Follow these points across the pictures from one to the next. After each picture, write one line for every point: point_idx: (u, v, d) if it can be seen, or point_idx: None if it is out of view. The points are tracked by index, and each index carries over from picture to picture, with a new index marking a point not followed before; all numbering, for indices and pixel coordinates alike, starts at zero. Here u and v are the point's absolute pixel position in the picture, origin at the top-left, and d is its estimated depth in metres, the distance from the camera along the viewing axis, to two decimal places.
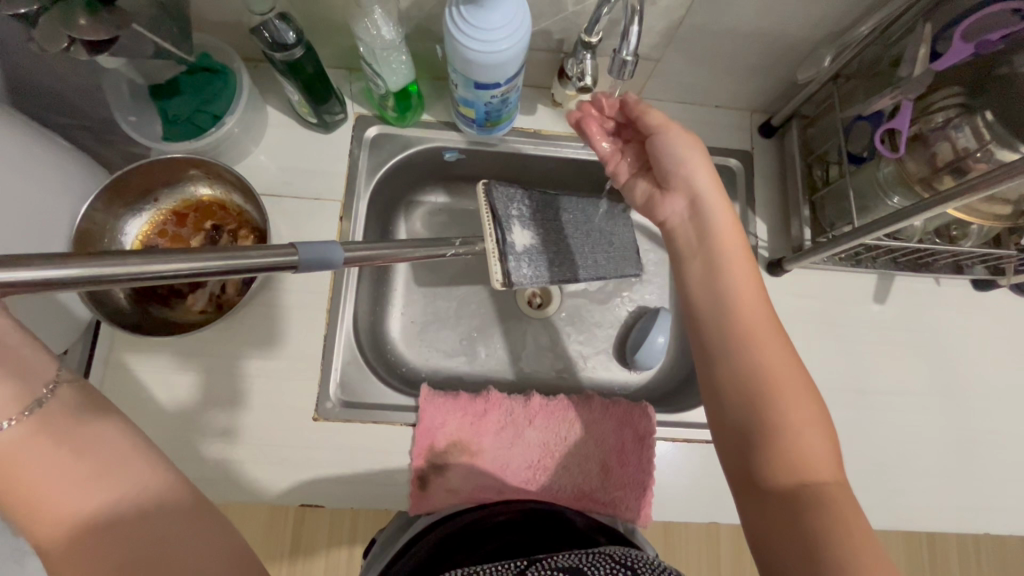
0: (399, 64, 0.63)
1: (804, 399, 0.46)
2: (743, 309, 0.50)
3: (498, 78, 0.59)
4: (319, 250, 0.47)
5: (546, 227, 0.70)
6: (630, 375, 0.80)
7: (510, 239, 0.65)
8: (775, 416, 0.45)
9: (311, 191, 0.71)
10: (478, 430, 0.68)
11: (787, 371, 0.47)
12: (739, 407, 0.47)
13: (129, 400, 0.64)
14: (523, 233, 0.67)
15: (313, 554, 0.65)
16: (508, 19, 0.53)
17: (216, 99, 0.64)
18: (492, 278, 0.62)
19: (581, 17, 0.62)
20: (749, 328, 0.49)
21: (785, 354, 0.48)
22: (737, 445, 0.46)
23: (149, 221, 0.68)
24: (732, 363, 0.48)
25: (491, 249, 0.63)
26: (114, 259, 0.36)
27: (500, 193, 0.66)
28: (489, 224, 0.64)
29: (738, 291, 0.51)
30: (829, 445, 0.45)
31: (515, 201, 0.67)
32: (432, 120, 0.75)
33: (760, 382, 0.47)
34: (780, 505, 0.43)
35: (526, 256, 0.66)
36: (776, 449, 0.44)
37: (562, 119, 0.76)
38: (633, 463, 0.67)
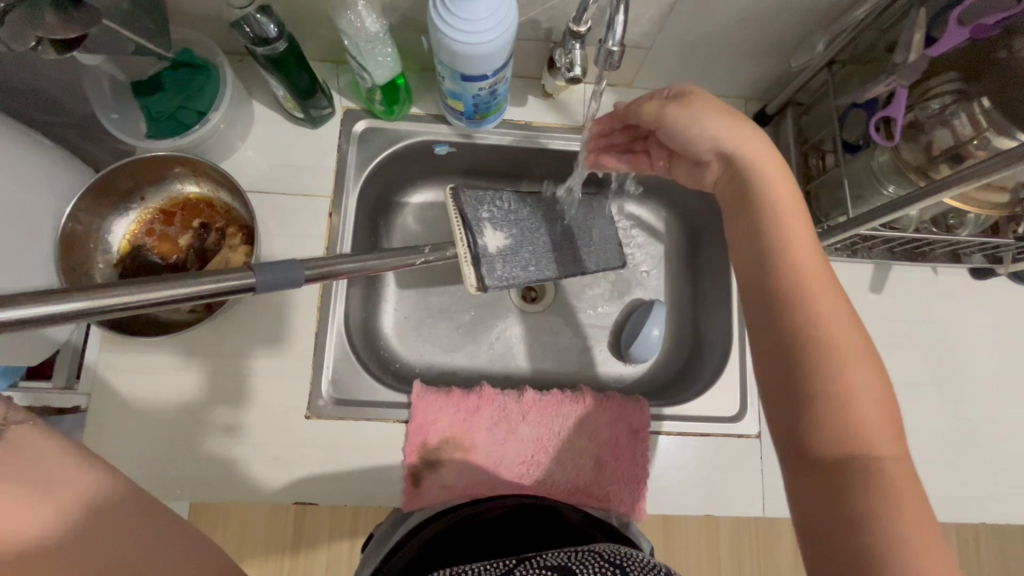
0: (384, 57, 0.62)
1: (864, 364, 0.42)
2: (797, 263, 0.46)
3: (485, 71, 0.58)
4: (279, 273, 0.48)
5: (519, 226, 0.69)
6: (625, 368, 0.79)
7: (481, 243, 0.65)
8: (834, 383, 0.41)
9: (299, 188, 0.70)
10: (471, 425, 0.67)
11: (849, 334, 0.43)
12: (789, 374, 0.43)
13: (121, 400, 0.64)
14: (496, 235, 0.66)
15: (316, 546, 0.69)
16: (494, 10, 0.52)
17: (201, 95, 0.63)
18: (465, 283, 0.63)
19: (568, 6, 0.61)
20: (810, 285, 0.45)
21: (843, 314, 0.44)
22: (784, 411, 0.42)
23: (136, 220, 0.67)
24: (787, 325, 0.44)
25: (464, 255, 0.63)
26: (65, 298, 0.36)
27: (469, 196, 0.66)
28: (459, 230, 0.64)
29: (793, 244, 0.46)
30: (890, 414, 0.41)
31: (486, 204, 0.67)
32: (422, 113, 0.74)
33: (817, 346, 0.42)
34: (834, 482, 0.39)
35: (501, 260, 0.65)
36: (831, 417, 0.40)
37: (554, 110, 0.74)
38: (628, 456, 0.67)
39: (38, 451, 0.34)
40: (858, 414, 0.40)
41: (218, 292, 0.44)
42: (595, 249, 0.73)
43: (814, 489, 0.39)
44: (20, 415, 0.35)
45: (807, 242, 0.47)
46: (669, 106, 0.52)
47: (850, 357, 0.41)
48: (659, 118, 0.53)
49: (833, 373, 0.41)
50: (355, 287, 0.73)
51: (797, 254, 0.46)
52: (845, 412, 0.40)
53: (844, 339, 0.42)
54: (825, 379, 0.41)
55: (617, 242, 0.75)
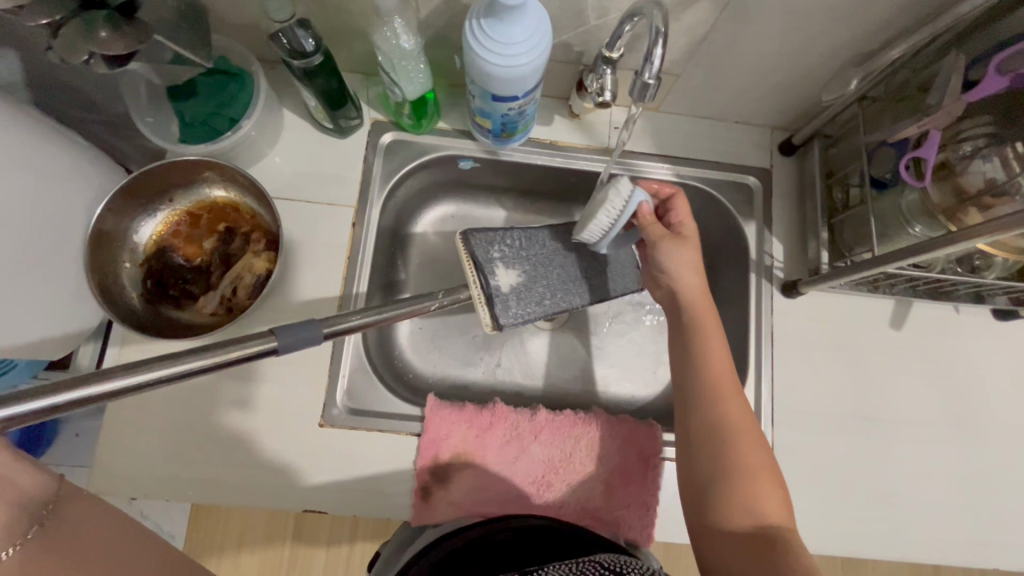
0: (417, 73, 0.62)
1: (760, 453, 0.54)
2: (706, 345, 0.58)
3: (516, 92, 0.58)
4: (301, 332, 0.48)
5: (532, 261, 0.67)
6: (638, 390, 0.79)
7: (494, 283, 0.64)
8: (739, 467, 0.53)
9: (324, 197, 0.71)
10: (482, 442, 0.67)
11: (750, 431, 0.54)
12: (706, 458, 0.54)
13: (139, 399, 0.64)
14: (508, 273, 0.65)
15: (315, 540, 0.88)
16: (529, 34, 0.52)
17: (233, 103, 0.64)
18: (480, 322, 0.63)
19: (603, 31, 0.61)
20: (720, 384, 0.56)
21: (744, 410, 0.56)
22: (698, 495, 0.54)
23: (163, 221, 0.67)
24: (704, 410, 0.56)
25: (478, 296, 0.63)
26: (103, 378, 0.39)
27: (479, 239, 0.65)
28: (470, 272, 0.64)
29: (704, 333, 0.59)
30: (781, 490, 0.53)
31: (496, 243, 0.66)
32: (448, 128, 0.74)
33: (725, 440, 0.54)
34: (742, 549, 0.49)
35: (516, 299, 0.65)
36: (740, 496, 0.51)
37: (579, 130, 0.75)
38: (638, 482, 0.66)
39: (76, 518, 0.44)
40: (760, 495, 0.51)
41: (243, 359, 0.46)
42: (610, 275, 0.71)
43: (733, 554, 0.50)
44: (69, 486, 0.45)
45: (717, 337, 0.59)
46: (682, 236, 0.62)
47: (751, 454, 0.53)
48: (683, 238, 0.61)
49: (740, 463, 0.53)
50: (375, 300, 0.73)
51: (713, 357, 0.57)
52: (748, 489, 0.52)
53: (746, 431, 0.54)
54: (731, 467, 0.53)
55: (632, 265, 0.73)
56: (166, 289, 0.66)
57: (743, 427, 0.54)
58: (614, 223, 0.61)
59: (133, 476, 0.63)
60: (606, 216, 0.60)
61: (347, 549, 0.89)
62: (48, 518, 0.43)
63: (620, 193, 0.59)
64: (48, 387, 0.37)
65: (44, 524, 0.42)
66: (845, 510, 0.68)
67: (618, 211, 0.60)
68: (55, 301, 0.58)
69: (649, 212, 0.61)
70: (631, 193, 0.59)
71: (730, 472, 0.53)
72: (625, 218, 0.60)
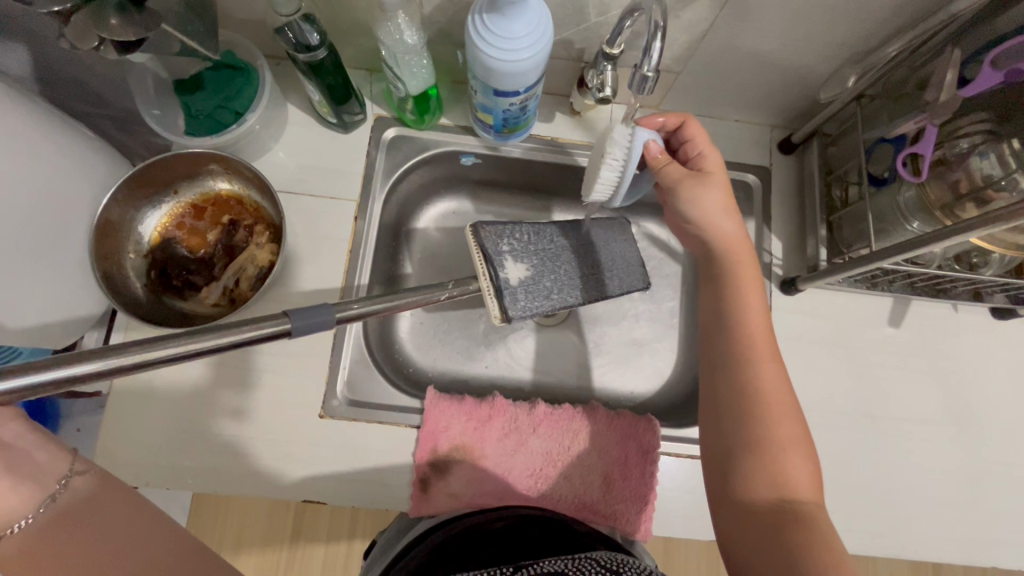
0: (420, 68, 0.63)
1: (791, 423, 0.54)
2: (749, 310, 0.59)
3: (518, 87, 0.59)
4: (313, 316, 0.49)
5: (540, 256, 0.67)
6: (637, 386, 0.79)
7: (503, 276, 0.63)
8: (767, 437, 0.53)
9: (327, 190, 0.72)
10: (481, 435, 0.67)
11: (783, 399, 0.55)
12: (733, 425, 0.55)
13: (141, 387, 0.65)
14: (517, 267, 0.65)
15: (315, 537, 0.89)
16: (531, 28, 0.53)
17: (238, 97, 0.65)
18: (488, 314, 0.63)
19: (603, 28, 0.62)
20: (760, 351, 0.57)
21: (781, 378, 0.56)
22: (721, 464, 0.55)
23: (168, 213, 0.68)
24: (735, 378, 0.57)
25: (486, 288, 0.63)
26: (117, 353, 0.40)
27: (489, 232, 0.64)
28: (479, 264, 0.63)
29: (748, 298, 0.60)
30: (811, 466, 0.53)
31: (506, 237, 0.65)
32: (450, 124, 0.75)
33: (754, 408, 0.55)
34: (762, 520, 0.50)
35: (524, 292, 0.64)
36: (765, 467, 0.52)
37: (580, 127, 0.75)
38: (636, 476, 0.66)
39: (89, 496, 0.44)
40: (786, 468, 0.52)
41: (256, 339, 0.47)
42: (612, 272, 0.72)
43: (752, 527, 0.50)
44: (81, 463, 0.45)
45: (760, 306, 0.60)
46: (718, 172, 0.63)
47: (781, 425, 0.54)
48: (714, 172, 0.63)
49: (769, 431, 0.53)
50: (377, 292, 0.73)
51: (755, 320, 0.59)
52: (775, 460, 0.52)
53: (781, 401, 0.55)
54: (759, 438, 0.53)
55: (635, 263, 0.74)
56: (169, 279, 0.67)
57: (777, 398, 0.55)
58: (622, 174, 0.59)
59: (135, 464, 0.63)
60: (612, 168, 0.58)
61: (346, 545, 0.89)
62: (62, 493, 0.43)
63: (620, 141, 0.57)
64: (60, 358, 0.38)
65: (59, 500, 0.43)
66: (844, 508, 0.68)
67: (622, 161, 0.58)
68: (60, 288, 0.59)
69: (659, 152, 0.62)
70: (632, 137, 0.58)
71: (755, 440, 0.53)
72: (633, 164, 0.58)
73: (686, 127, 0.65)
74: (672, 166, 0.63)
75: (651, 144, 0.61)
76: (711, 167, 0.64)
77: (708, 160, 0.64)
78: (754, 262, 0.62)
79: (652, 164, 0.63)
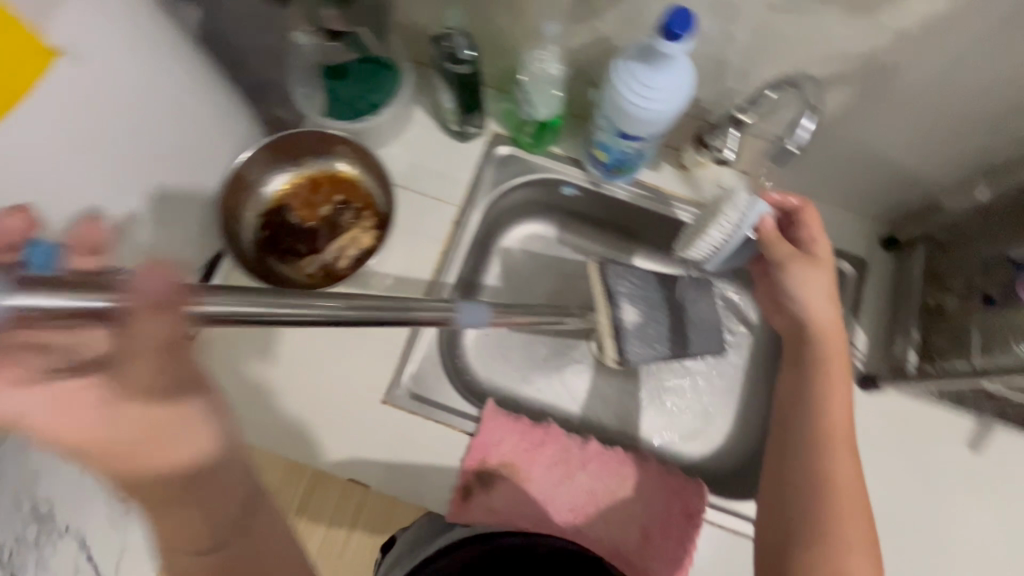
0: (552, 97, 0.66)
1: (858, 519, 0.55)
2: (833, 398, 0.60)
3: (645, 134, 0.61)
4: (473, 312, 0.58)
5: (656, 302, 0.71)
6: (685, 445, 0.78)
7: (620, 318, 0.70)
8: (831, 528, 0.54)
9: (433, 192, 0.75)
10: (531, 458, 0.67)
11: (854, 494, 0.56)
12: (798, 507, 0.56)
13: (226, 338, 0.68)
14: (632, 310, 0.70)
15: None
16: (675, 83, 0.55)
17: (379, 90, 0.70)
18: (605, 355, 0.70)
19: (737, 95, 0.64)
20: (835, 439, 0.58)
21: (853, 471, 0.57)
22: (778, 544, 0.55)
23: (288, 182, 0.72)
24: (805, 461, 0.58)
25: (604, 328, 0.70)
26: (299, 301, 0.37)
27: (613, 272, 0.71)
28: (601, 303, 0.70)
29: (832, 383, 0.61)
30: (872, 565, 0.54)
31: (626, 279, 0.70)
32: (561, 153, 0.78)
33: (823, 496, 0.55)
34: None
35: (638, 336, 0.70)
36: (826, 558, 0.53)
37: (684, 181, 0.77)
38: (675, 537, 0.65)
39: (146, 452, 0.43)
40: (847, 562, 0.53)
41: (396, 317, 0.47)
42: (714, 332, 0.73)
43: None
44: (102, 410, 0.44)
45: (844, 394, 0.61)
46: (828, 262, 0.65)
47: (848, 519, 0.54)
48: (822, 260, 0.65)
49: (835, 523, 0.54)
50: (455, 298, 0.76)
51: (836, 408, 0.60)
52: (837, 554, 0.53)
53: (852, 493, 0.56)
54: (823, 527, 0.54)
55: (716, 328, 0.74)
56: (276, 242, 0.71)
57: (849, 490, 0.56)
58: (729, 236, 0.68)
59: None
60: (720, 229, 0.67)
61: None
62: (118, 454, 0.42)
63: (739, 208, 0.65)
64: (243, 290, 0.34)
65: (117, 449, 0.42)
66: None
67: (732, 225, 0.67)
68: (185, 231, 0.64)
69: (773, 226, 0.66)
70: (750, 205, 0.65)
71: (819, 528, 0.54)
72: (740, 233, 0.67)
73: (803, 211, 0.66)
74: (782, 244, 0.65)
75: (768, 217, 0.66)
76: (820, 254, 0.65)
77: (818, 246, 0.65)
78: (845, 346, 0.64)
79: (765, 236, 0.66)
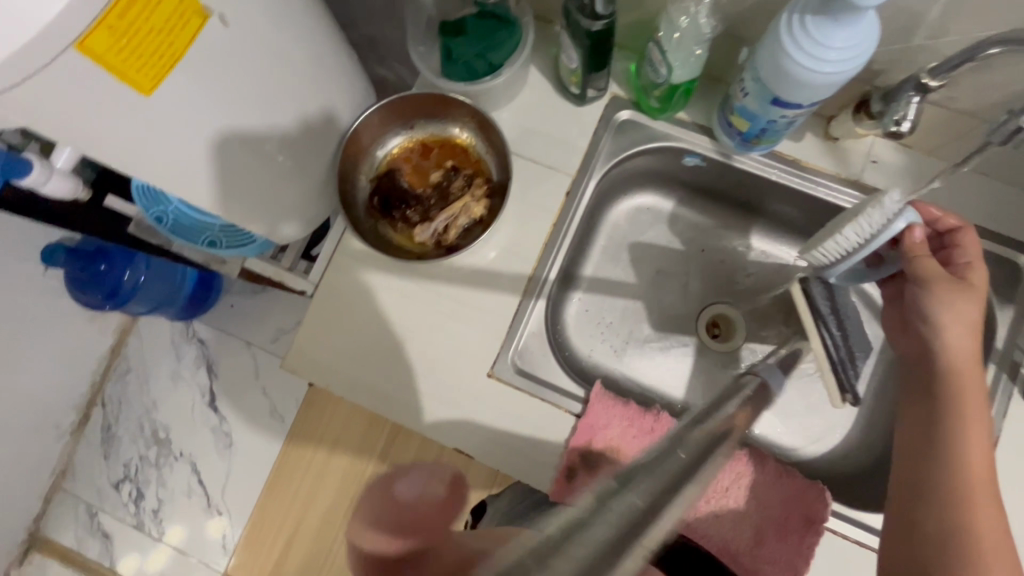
0: (693, 57, 0.59)
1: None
2: (970, 442, 0.50)
3: (802, 100, 0.53)
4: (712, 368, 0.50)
5: (847, 318, 0.60)
6: (800, 445, 0.73)
7: (838, 348, 0.57)
8: None
9: (547, 159, 0.71)
10: (639, 445, 0.65)
11: (1001, 553, 0.47)
12: (927, 545, 0.48)
13: (333, 298, 0.69)
14: (836, 331, 0.58)
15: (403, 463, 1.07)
16: (855, 42, 0.47)
17: (498, 49, 0.66)
18: (833, 396, 0.57)
19: (923, 54, 0.54)
20: (977, 492, 0.49)
21: (998, 527, 0.48)
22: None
23: (399, 145, 0.71)
24: (938, 509, 0.49)
25: (822, 363, 0.57)
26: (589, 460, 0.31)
27: (819, 288, 0.60)
28: (812, 325, 0.58)
29: (968, 423, 0.51)
30: None
31: (826, 295, 0.60)
32: (687, 119, 0.71)
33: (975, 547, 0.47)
34: None
35: (852, 362, 0.58)
36: None
37: (830, 155, 0.67)
38: (792, 543, 0.61)
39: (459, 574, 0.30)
40: None
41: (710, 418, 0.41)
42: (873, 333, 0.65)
43: None
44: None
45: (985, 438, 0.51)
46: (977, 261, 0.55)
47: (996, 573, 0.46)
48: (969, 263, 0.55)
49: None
50: (556, 284, 0.73)
51: (976, 453, 0.50)
52: None
53: (999, 555, 0.47)
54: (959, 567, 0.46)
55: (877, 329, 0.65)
56: (389, 208, 0.71)
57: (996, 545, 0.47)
58: (861, 246, 0.54)
59: (317, 365, 0.68)
60: (855, 233, 0.53)
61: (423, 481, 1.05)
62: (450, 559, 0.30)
63: (883, 209, 0.51)
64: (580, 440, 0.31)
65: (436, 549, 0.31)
66: None
67: (875, 228, 0.52)
68: None
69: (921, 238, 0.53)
70: (900, 211, 0.52)
71: None
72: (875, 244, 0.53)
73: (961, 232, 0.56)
74: (930, 258, 0.54)
75: (917, 228, 0.53)
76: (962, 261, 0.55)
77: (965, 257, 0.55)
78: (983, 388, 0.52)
79: (908, 251, 0.54)
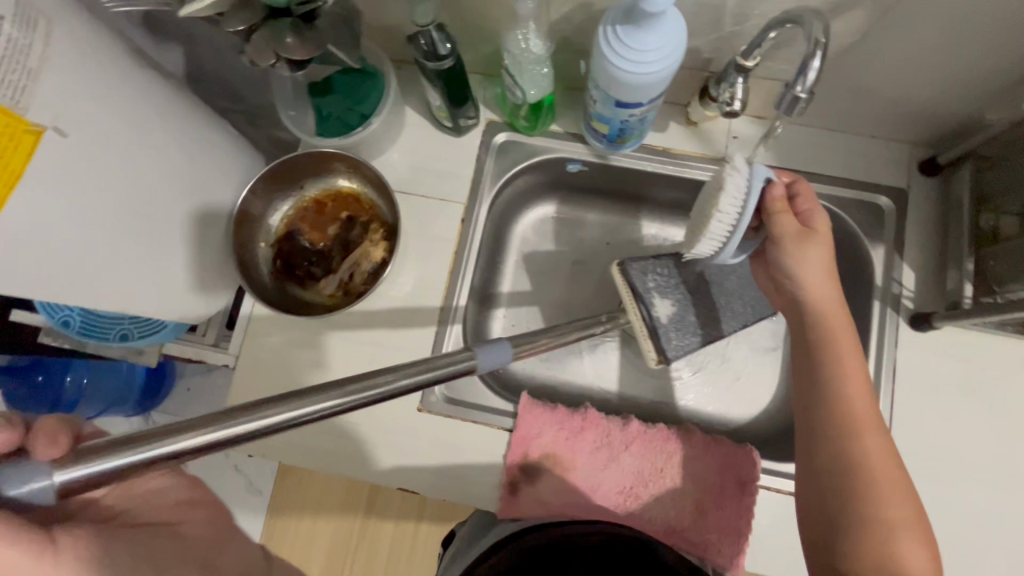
0: (541, 76, 0.63)
1: (902, 495, 0.51)
2: (846, 378, 0.55)
3: (640, 99, 0.58)
4: (495, 352, 0.49)
5: (687, 287, 0.65)
6: (733, 410, 0.76)
7: (655, 315, 0.63)
8: (870, 512, 0.51)
9: (437, 192, 0.74)
10: (573, 446, 0.67)
11: (888, 474, 0.52)
12: (830, 483, 0.53)
13: (254, 366, 0.70)
14: (664, 303, 0.64)
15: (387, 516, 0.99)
16: (664, 41, 0.51)
17: (366, 100, 0.69)
18: (645, 356, 0.64)
19: (738, 38, 0.59)
20: (862, 425, 0.54)
21: (884, 450, 0.53)
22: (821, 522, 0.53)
23: (294, 206, 0.74)
24: (831, 447, 0.54)
25: (640, 329, 0.64)
26: (230, 420, 0.31)
27: (638, 267, 0.64)
28: (629, 302, 0.64)
29: (843, 362, 0.56)
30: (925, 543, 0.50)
31: (652, 273, 0.64)
32: (560, 130, 0.75)
33: (868, 475, 0.52)
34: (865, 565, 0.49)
35: (676, 329, 0.64)
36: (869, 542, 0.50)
37: (695, 138, 0.72)
38: (731, 508, 0.64)
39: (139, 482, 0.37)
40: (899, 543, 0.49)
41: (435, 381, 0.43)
42: (743, 301, 0.67)
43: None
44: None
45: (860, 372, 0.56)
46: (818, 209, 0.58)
47: (888, 492, 0.51)
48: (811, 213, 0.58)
49: (876, 505, 0.51)
50: (472, 307, 0.75)
51: (853, 390, 0.55)
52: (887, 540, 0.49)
53: (888, 475, 0.52)
54: (860, 497, 0.51)
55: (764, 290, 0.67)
56: (293, 268, 0.72)
57: (882, 468, 0.52)
58: (741, 211, 0.55)
59: None
60: (731, 203, 0.54)
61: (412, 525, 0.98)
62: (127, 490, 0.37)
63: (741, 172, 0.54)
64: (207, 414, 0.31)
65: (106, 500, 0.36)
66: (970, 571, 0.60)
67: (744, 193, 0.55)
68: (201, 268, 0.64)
69: (779, 195, 0.57)
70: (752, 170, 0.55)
71: (854, 518, 0.51)
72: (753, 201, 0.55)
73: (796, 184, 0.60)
74: (784, 216, 0.57)
75: (773, 185, 0.57)
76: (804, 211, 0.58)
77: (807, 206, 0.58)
78: (851, 327, 0.58)
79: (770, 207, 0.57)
